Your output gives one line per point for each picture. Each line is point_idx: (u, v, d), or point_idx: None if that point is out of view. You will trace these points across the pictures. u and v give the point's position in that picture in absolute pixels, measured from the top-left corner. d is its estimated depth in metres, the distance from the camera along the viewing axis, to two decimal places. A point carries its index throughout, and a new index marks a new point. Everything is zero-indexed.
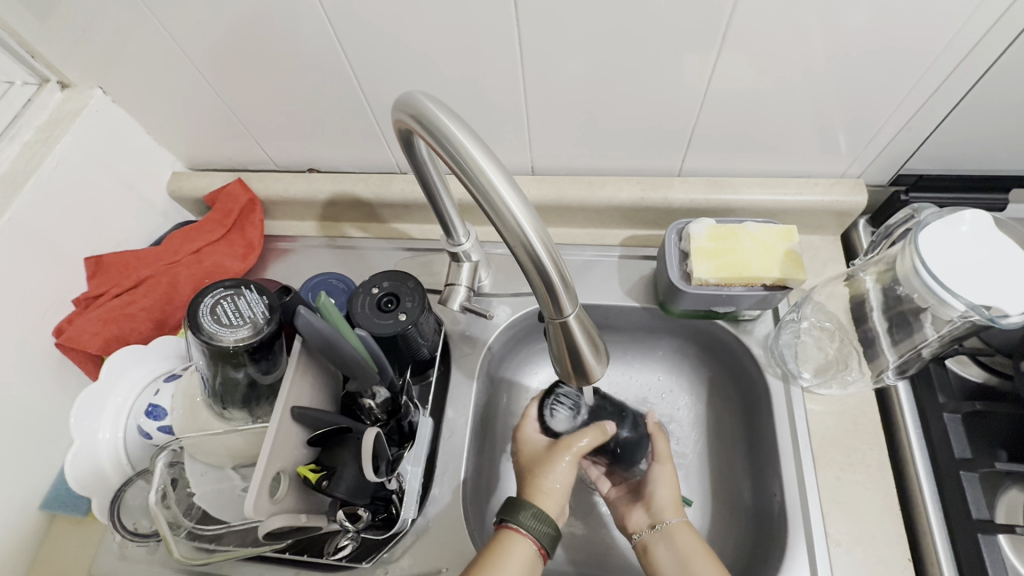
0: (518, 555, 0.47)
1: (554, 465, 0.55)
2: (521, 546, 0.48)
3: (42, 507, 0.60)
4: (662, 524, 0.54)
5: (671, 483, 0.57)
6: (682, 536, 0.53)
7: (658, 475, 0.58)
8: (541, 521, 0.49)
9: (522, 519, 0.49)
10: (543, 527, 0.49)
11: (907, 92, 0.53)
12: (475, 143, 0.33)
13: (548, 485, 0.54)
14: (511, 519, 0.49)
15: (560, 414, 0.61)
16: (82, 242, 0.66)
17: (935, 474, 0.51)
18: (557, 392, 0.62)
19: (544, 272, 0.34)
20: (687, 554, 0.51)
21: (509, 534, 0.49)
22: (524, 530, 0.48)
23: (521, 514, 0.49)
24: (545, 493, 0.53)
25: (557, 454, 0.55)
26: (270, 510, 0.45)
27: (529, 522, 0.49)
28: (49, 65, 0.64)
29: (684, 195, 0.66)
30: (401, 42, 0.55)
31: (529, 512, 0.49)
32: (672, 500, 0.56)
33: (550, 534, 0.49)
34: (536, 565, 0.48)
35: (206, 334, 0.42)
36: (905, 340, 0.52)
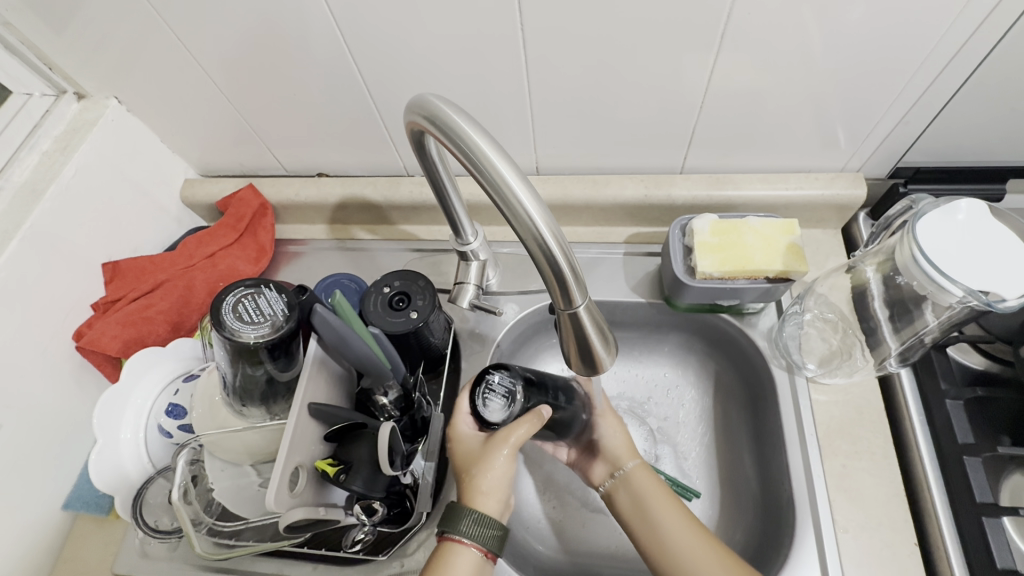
0: (462, 566, 0.45)
1: (491, 463, 0.50)
2: (465, 556, 0.46)
3: (65, 507, 0.62)
4: (621, 471, 0.58)
5: (620, 432, 0.61)
6: (640, 479, 0.56)
7: (607, 431, 0.61)
8: (484, 526, 0.47)
9: (462, 528, 0.46)
10: (487, 532, 0.47)
11: (902, 86, 0.55)
12: (487, 141, 0.34)
13: (484, 489, 0.49)
14: (451, 531, 0.46)
15: (494, 404, 0.51)
16: (100, 248, 0.67)
17: (939, 459, 0.52)
18: (489, 378, 0.51)
19: (556, 263, 0.35)
20: (647, 495, 0.55)
21: (450, 545, 0.46)
22: (466, 539, 0.46)
23: (459, 524, 0.46)
24: (482, 498, 0.49)
25: (493, 452, 0.50)
26: (289, 504, 0.46)
27: (468, 531, 0.46)
28: (66, 77, 0.66)
29: (687, 192, 0.67)
30: (409, 48, 0.57)
31: (467, 520, 0.47)
32: (628, 447, 0.60)
33: (495, 536, 0.47)
34: (484, 568, 0.47)
35: (229, 331, 0.43)
36: (907, 327, 0.53)
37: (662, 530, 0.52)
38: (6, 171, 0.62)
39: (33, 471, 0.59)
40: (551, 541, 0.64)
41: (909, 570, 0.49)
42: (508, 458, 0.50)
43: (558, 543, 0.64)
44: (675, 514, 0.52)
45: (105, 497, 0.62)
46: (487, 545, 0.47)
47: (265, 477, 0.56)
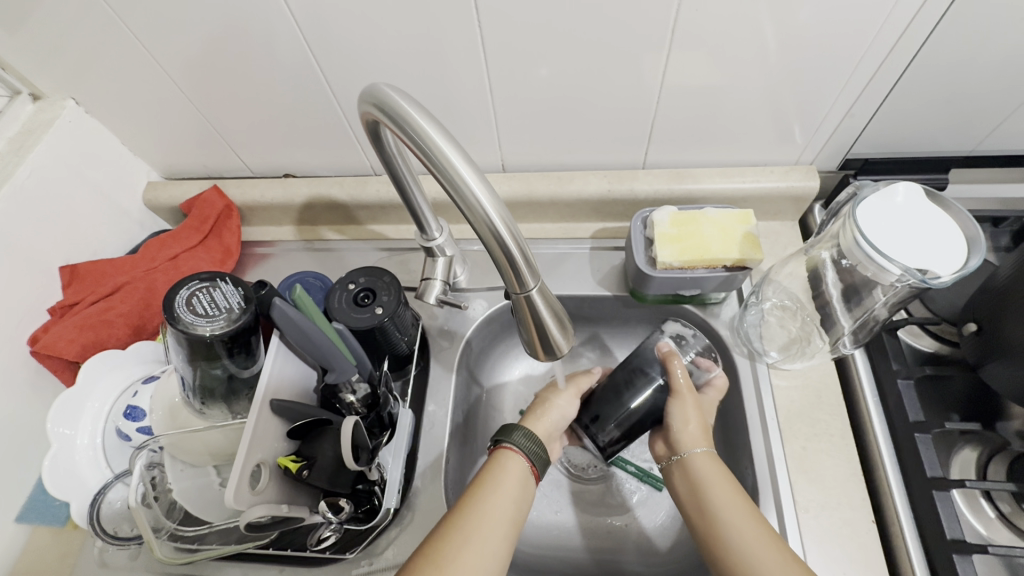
0: (508, 469, 0.52)
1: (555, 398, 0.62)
2: (513, 464, 0.53)
3: (20, 518, 0.59)
4: (678, 456, 0.55)
5: (692, 415, 0.56)
6: (702, 465, 0.53)
7: (675, 412, 0.57)
8: (531, 440, 0.54)
9: (514, 438, 0.54)
10: (532, 446, 0.54)
11: (848, 79, 0.57)
12: (434, 128, 0.35)
13: (544, 414, 0.60)
14: (505, 439, 0.54)
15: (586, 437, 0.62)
16: (56, 251, 0.66)
17: (892, 438, 0.53)
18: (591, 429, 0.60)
19: (507, 248, 0.35)
20: (706, 481, 0.52)
21: (503, 453, 0.54)
22: (517, 447, 0.53)
23: (513, 434, 0.54)
24: (539, 420, 0.59)
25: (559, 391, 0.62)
26: (250, 501, 0.45)
27: (519, 442, 0.54)
28: (20, 77, 0.64)
29: (649, 186, 0.68)
30: (370, 47, 0.57)
31: (521, 433, 0.54)
32: (701, 429, 0.56)
33: (538, 455, 0.54)
34: (528, 480, 0.53)
35: (182, 325, 0.42)
36: (859, 306, 0.55)
37: (718, 515, 0.49)
38: None
39: None
40: (525, 536, 0.64)
41: (868, 546, 0.51)
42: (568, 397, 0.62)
43: (531, 537, 0.64)
44: (737, 501, 0.49)
45: (63, 506, 0.60)
46: (534, 461, 0.54)
47: (227, 476, 0.55)
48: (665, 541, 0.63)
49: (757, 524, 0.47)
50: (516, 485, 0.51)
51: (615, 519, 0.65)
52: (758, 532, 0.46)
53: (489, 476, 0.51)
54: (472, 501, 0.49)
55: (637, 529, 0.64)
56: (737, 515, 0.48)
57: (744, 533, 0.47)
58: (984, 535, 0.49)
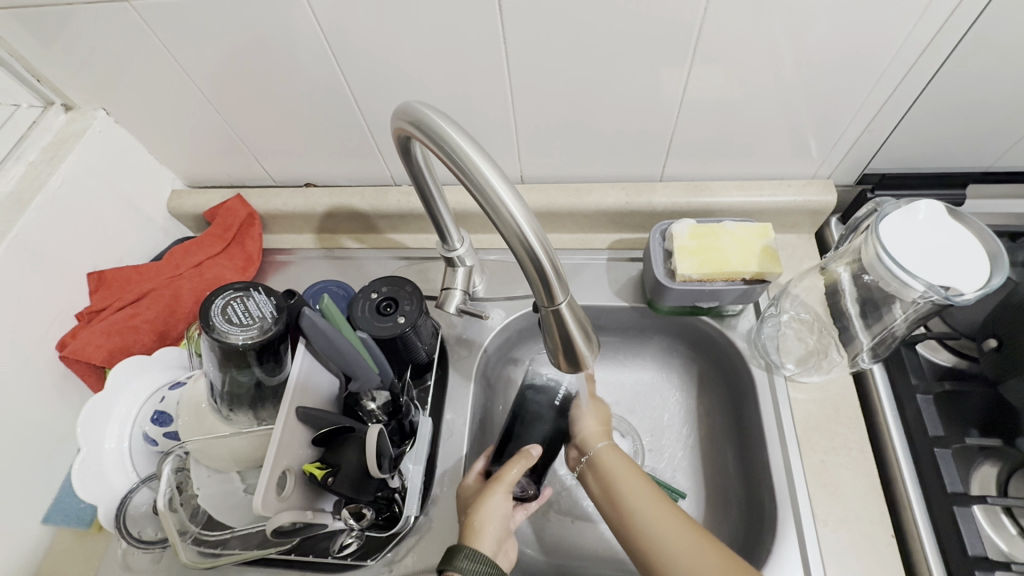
0: None
1: (486, 503, 0.53)
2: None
3: (46, 520, 0.60)
4: (588, 454, 0.60)
5: (594, 419, 0.63)
6: (608, 458, 0.58)
7: (579, 417, 0.63)
8: (478, 560, 0.46)
9: (460, 562, 0.46)
10: (481, 566, 0.46)
11: (867, 95, 0.58)
12: (470, 142, 0.36)
13: (481, 528, 0.51)
14: (448, 567, 0.46)
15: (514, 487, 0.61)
16: (85, 258, 0.67)
17: (911, 453, 0.54)
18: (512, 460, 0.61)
19: (538, 261, 0.36)
20: (614, 471, 0.56)
21: None
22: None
23: (457, 560, 0.46)
24: (478, 537, 0.51)
25: (489, 490, 0.55)
26: (277, 507, 0.46)
27: (466, 567, 0.45)
28: (55, 88, 0.66)
29: (667, 199, 0.69)
30: (397, 61, 0.59)
31: (464, 554, 0.46)
32: (601, 430, 0.62)
33: (491, 572, 0.46)
34: None
35: (217, 333, 0.43)
36: (877, 322, 0.56)
37: (628, 501, 0.53)
38: None
39: (12, 484, 0.58)
40: (539, 544, 0.65)
41: (887, 560, 0.51)
42: (506, 493, 0.55)
43: (545, 546, 0.65)
44: (642, 485, 0.54)
45: (87, 509, 0.61)
46: None
47: (250, 482, 0.55)
48: None
49: (663, 504, 0.52)
50: None
51: None
52: (665, 513, 0.51)
53: None
54: None
55: None
56: (643, 499, 0.52)
57: (649, 514, 0.51)
58: (1006, 551, 0.48)
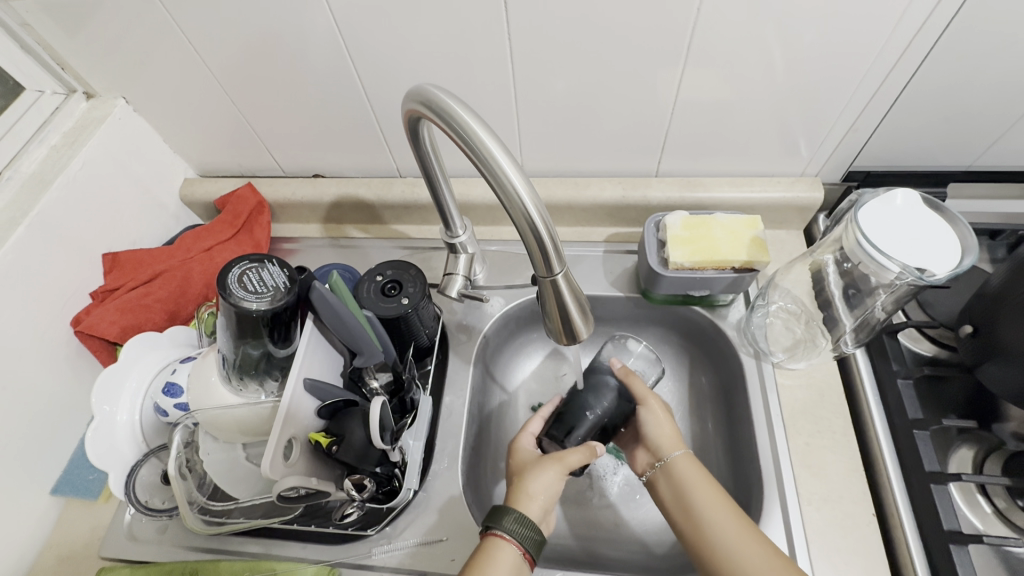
0: (503, 566, 0.47)
1: (541, 472, 0.54)
2: (507, 555, 0.47)
3: (55, 491, 0.62)
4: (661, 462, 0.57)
5: (665, 423, 0.60)
6: (685, 469, 0.55)
7: (650, 420, 0.60)
8: (524, 525, 0.49)
9: (506, 524, 0.48)
10: (526, 531, 0.49)
11: (851, 96, 0.61)
12: (477, 121, 0.39)
13: (531, 495, 0.52)
14: (495, 526, 0.49)
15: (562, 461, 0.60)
16: (101, 239, 0.70)
17: (892, 435, 0.56)
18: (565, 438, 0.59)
19: (539, 235, 0.39)
20: (690, 483, 0.54)
21: (493, 540, 0.48)
22: (507, 535, 0.48)
23: (504, 521, 0.49)
24: (529, 500, 0.52)
25: (547, 464, 0.54)
26: (284, 472, 0.49)
27: (512, 528, 0.48)
28: (77, 77, 0.69)
29: (661, 193, 0.72)
30: (405, 56, 0.62)
31: (512, 516, 0.49)
32: (674, 435, 0.59)
33: (533, 539, 0.49)
34: (523, 568, 0.48)
35: (233, 299, 0.46)
36: (859, 306, 0.59)
37: (706, 520, 0.51)
38: (15, 162, 0.64)
39: (25, 453, 0.60)
40: None
41: (868, 537, 0.53)
42: (559, 475, 0.54)
43: None
44: (721, 502, 0.52)
45: (96, 480, 0.63)
46: (528, 546, 0.48)
47: (253, 452, 0.57)
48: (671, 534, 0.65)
49: (738, 524, 0.50)
50: None
51: (621, 512, 0.67)
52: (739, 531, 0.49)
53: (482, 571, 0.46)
54: None
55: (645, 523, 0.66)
56: (723, 520, 0.50)
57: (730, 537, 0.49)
58: (980, 528, 0.51)
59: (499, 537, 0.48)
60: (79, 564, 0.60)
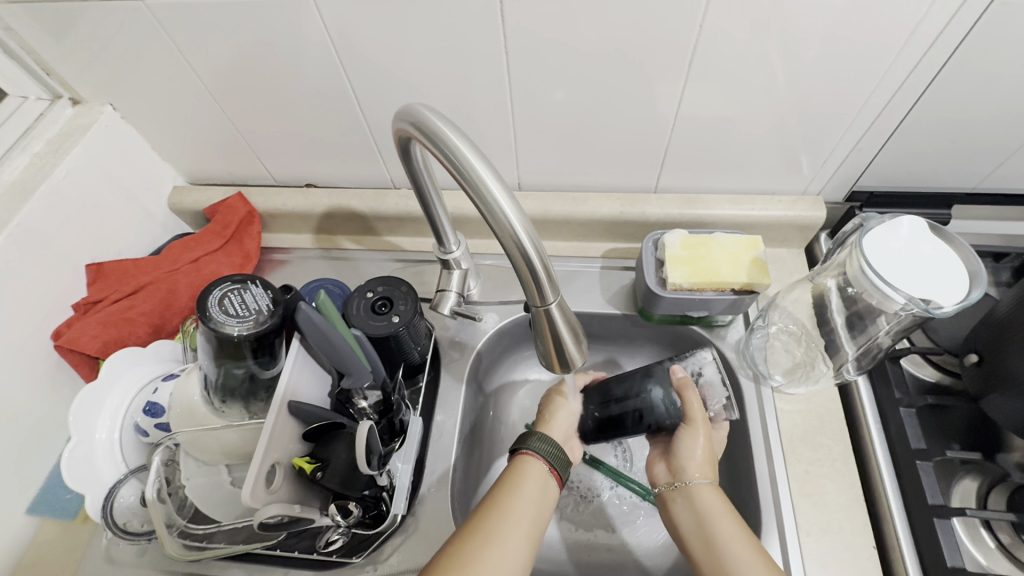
0: (533, 473, 0.52)
1: (559, 402, 0.61)
2: (530, 467, 0.52)
3: (29, 510, 0.60)
4: (682, 484, 0.54)
5: (701, 446, 0.54)
6: (704, 499, 0.52)
7: (685, 438, 0.55)
8: (549, 444, 0.54)
9: (532, 441, 0.54)
10: (552, 450, 0.53)
11: (855, 115, 0.60)
12: (466, 144, 0.37)
13: (550, 421, 0.60)
14: (523, 446, 0.54)
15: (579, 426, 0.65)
16: (85, 250, 0.68)
17: (894, 465, 0.54)
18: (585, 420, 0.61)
19: (530, 263, 0.37)
20: (711, 510, 0.51)
21: (522, 458, 0.53)
22: (535, 453, 0.53)
23: (530, 440, 0.54)
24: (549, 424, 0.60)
25: (560, 394, 0.62)
26: (265, 500, 0.47)
27: (539, 446, 0.53)
28: (63, 82, 0.67)
29: (660, 210, 0.70)
30: (400, 68, 0.60)
31: (537, 437, 0.54)
32: (707, 460, 0.54)
33: (557, 456, 0.53)
34: (549, 483, 0.52)
35: (214, 323, 0.44)
36: (862, 334, 0.57)
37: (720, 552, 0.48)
38: None
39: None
40: None
41: (869, 571, 0.51)
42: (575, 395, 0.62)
43: None
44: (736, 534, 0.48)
45: (73, 500, 0.61)
46: (554, 464, 0.53)
47: (237, 475, 0.55)
48: (664, 560, 0.63)
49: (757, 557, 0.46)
50: (537, 488, 0.50)
51: (614, 538, 0.65)
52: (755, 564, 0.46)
53: (516, 482, 0.50)
54: (499, 499, 0.49)
55: (639, 546, 0.64)
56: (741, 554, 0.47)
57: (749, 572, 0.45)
58: (984, 564, 0.49)
59: (528, 455, 0.53)
60: None
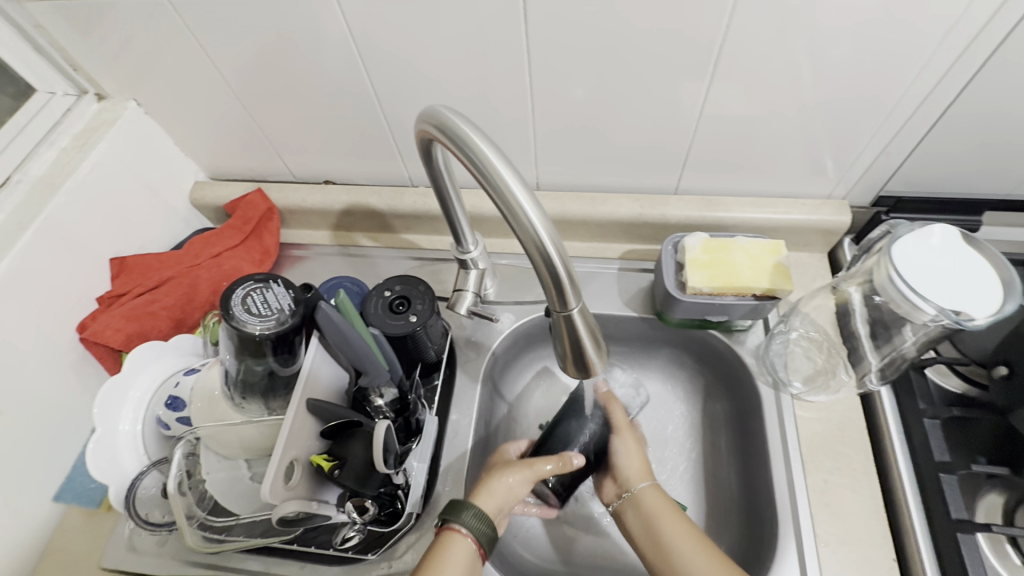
0: (455, 562, 0.47)
1: (510, 470, 0.55)
2: (458, 548, 0.48)
3: (56, 498, 0.62)
4: (630, 493, 0.58)
5: (634, 452, 0.60)
6: (648, 502, 0.56)
7: (621, 451, 0.61)
8: (480, 520, 0.49)
9: (465, 518, 0.49)
10: (481, 527, 0.49)
11: (884, 119, 0.58)
12: (491, 147, 0.36)
13: (495, 486, 0.54)
14: (453, 520, 0.49)
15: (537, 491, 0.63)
16: (109, 244, 0.69)
17: (917, 476, 0.54)
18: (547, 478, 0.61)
19: (553, 268, 0.37)
20: (656, 514, 0.55)
21: (449, 534, 0.49)
22: (465, 529, 0.49)
23: (463, 513, 0.49)
24: (489, 492, 0.53)
25: (516, 466, 0.56)
26: (284, 496, 0.47)
27: (469, 523, 0.49)
28: (88, 78, 0.68)
29: (680, 212, 0.70)
30: (421, 66, 0.60)
31: (470, 511, 0.49)
32: (643, 464, 0.60)
33: (488, 535, 0.49)
34: (474, 564, 0.48)
35: (236, 322, 0.44)
36: (887, 344, 0.56)
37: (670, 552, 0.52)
38: (25, 165, 0.64)
39: (27, 459, 0.60)
40: (538, 550, 0.65)
41: None
42: (528, 477, 0.55)
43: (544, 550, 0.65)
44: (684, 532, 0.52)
45: (97, 489, 0.63)
46: (483, 543, 0.49)
47: (257, 471, 0.56)
48: None
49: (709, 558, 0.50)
50: (466, 568, 0.47)
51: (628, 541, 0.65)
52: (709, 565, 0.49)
53: (437, 567, 0.46)
54: None
55: None
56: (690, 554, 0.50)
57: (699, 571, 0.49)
58: None
59: (456, 530, 0.49)
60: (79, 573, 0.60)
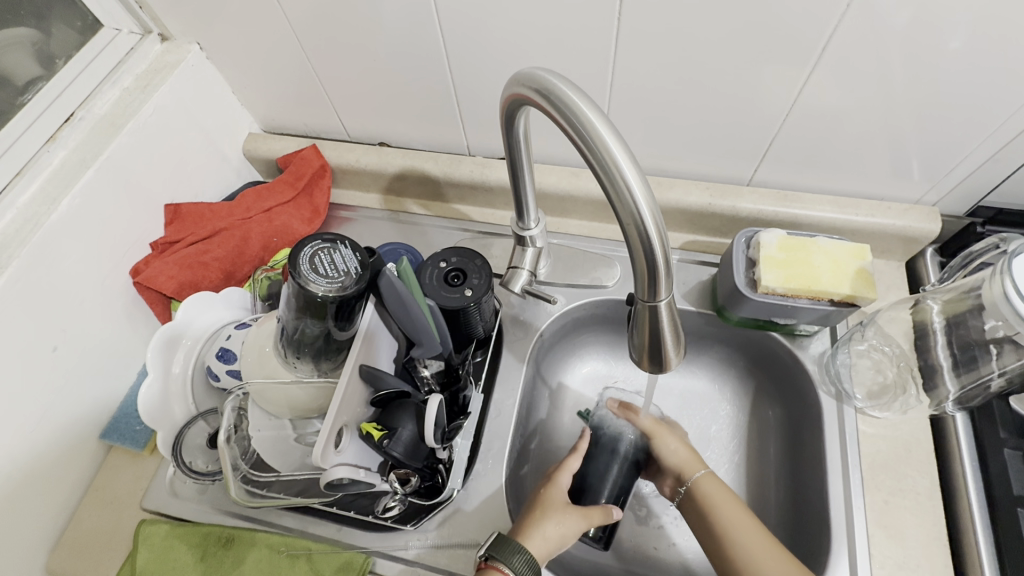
0: None
1: (564, 518, 0.53)
2: None
3: (102, 436, 0.63)
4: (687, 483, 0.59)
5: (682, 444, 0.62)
6: (708, 488, 0.57)
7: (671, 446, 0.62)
8: (530, 567, 0.47)
9: (513, 562, 0.46)
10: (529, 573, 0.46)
11: (1002, 122, 0.52)
12: (600, 117, 0.33)
13: (545, 532, 0.52)
14: (502, 560, 0.46)
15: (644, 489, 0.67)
16: (165, 189, 0.68)
17: (989, 509, 0.51)
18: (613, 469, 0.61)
19: (652, 254, 0.34)
20: (715, 500, 0.56)
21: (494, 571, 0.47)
22: (511, 571, 0.46)
23: (509, 556, 0.46)
24: (540, 537, 0.51)
25: (570, 515, 0.54)
26: (335, 461, 0.47)
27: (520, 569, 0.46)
28: (154, 17, 0.66)
29: (753, 205, 0.66)
30: (498, 28, 0.57)
31: (519, 554, 0.47)
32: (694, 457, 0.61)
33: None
34: None
35: (302, 280, 0.43)
36: (970, 373, 0.53)
37: (734, 536, 0.53)
38: (88, 102, 0.62)
39: (78, 397, 0.60)
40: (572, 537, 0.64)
41: None
42: (581, 525, 0.54)
43: (580, 539, 0.64)
44: (747, 521, 0.54)
45: (142, 432, 0.63)
46: None
47: (302, 432, 0.55)
48: None
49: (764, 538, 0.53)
50: None
51: (664, 538, 0.64)
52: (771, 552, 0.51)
53: None
54: None
55: (688, 549, 0.63)
56: (745, 533, 0.53)
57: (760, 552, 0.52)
58: None
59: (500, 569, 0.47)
60: (122, 512, 0.61)
